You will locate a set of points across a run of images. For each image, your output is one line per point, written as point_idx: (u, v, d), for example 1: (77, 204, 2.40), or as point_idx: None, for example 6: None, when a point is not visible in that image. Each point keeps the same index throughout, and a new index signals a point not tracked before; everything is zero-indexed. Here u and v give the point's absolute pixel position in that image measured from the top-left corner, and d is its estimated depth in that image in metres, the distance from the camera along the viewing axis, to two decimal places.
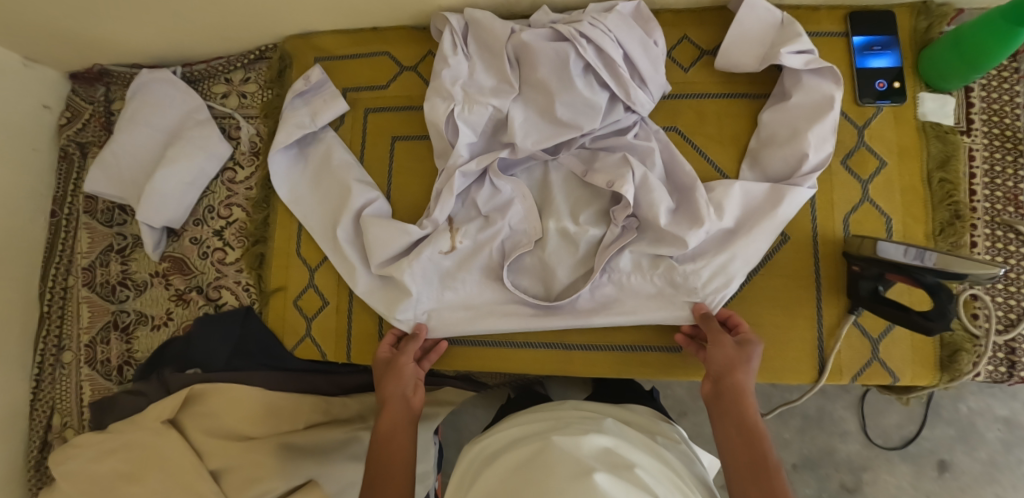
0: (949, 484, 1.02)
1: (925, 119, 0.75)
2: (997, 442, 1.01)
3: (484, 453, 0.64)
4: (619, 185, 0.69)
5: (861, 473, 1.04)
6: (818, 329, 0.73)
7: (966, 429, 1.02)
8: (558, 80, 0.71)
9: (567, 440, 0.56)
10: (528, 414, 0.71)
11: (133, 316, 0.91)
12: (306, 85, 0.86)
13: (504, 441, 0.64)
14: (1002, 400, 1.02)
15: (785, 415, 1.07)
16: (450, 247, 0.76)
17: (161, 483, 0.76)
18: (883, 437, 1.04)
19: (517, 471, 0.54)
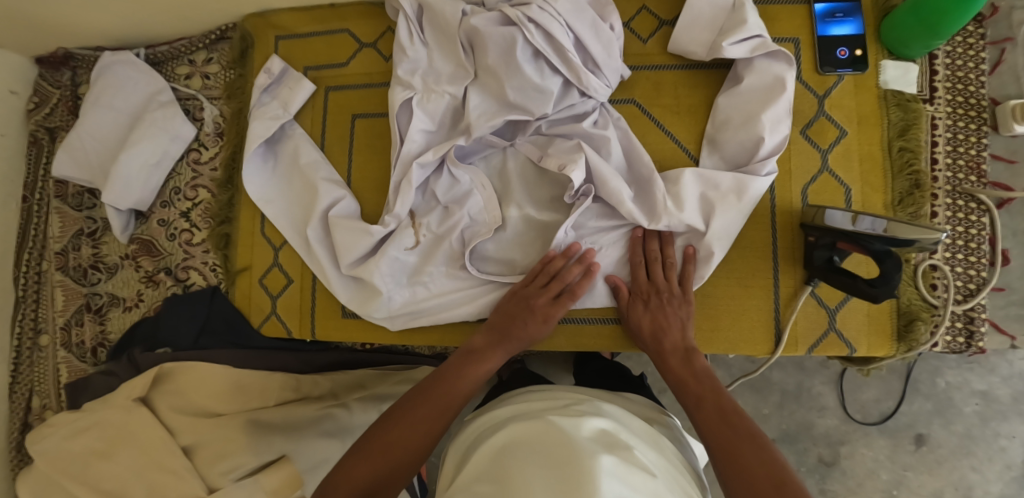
0: (925, 458, 1.02)
1: (887, 87, 0.74)
2: (974, 416, 1.01)
3: (480, 430, 0.61)
4: (569, 168, 0.69)
5: (839, 448, 1.04)
6: (775, 299, 0.73)
7: (944, 403, 1.02)
8: (506, 65, 0.71)
9: (565, 420, 0.53)
10: (525, 393, 0.68)
11: (105, 298, 0.92)
12: (269, 78, 0.85)
13: (494, 421, 0.61)
14: (980, 374, 1.01)
15: (764, 389, 1.07)
16: (414, 243, 0.76)
17: (133, 459, 0.78)
18: (861, 412, 1.04)
19: (510, 445, 0.51)
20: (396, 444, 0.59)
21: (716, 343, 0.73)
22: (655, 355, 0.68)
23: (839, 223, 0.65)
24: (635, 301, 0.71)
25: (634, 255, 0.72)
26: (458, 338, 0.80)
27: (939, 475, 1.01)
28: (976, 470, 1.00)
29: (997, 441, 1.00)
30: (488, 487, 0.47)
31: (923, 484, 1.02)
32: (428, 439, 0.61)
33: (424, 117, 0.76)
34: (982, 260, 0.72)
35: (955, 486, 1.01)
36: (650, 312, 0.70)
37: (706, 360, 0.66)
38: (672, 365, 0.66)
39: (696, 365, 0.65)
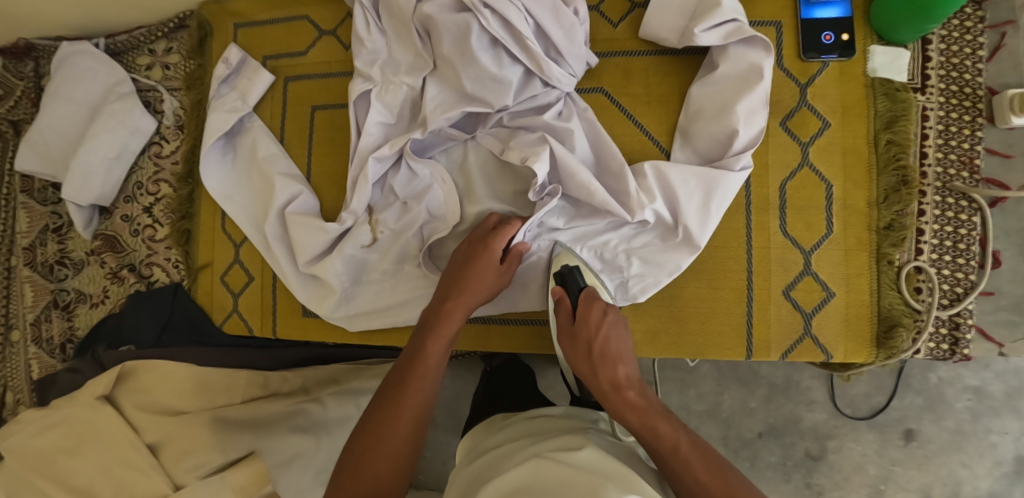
0: (915, 453, 0.98)
1: (875, 75, 0.68)
2: (965, 412, 0.96)
3: (478, 469, 0.56)
4: (532, 161, 0.64)
5: (826, 441, 1.00)
6: (748, 303, 0.69)
7: (933, 398, 0.98)
8: (461, 55, 0.67)
9: (561, 461, 0.48)
10: (512, 430, 0.65)
11: (72, 295, 0.91)
12: (227, 69, 0.82)
13: (485, 469, 0.56)
14: (973, 369, 0.96)
15: (752, 383, 1.02)
16: (371, 240, 0.74)
17: (99, 456, 0.78)
18: (851, 407, 0.99)
19: (519, 483, 0.46)
20: (361, 481, 0.51)
21: (683, 347, 0.70)
22: (603, 393, 0.58)
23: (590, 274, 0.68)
24: (591, 304, 0.62)
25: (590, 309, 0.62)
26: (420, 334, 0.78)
27: (928, 471, 0.97)
28: (966, 466, 0.96)
29: (989, 437, 0.96)
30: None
31: (911, 479, 0.98)
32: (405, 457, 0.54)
33: (382, 109, 0.72)
34: (972, 262, 0.67)
35: (944, 482, 0.97)
36: (603, 328, 0.61)
37: (623, 367, 0.58)
38: (630, 396, 0.56)
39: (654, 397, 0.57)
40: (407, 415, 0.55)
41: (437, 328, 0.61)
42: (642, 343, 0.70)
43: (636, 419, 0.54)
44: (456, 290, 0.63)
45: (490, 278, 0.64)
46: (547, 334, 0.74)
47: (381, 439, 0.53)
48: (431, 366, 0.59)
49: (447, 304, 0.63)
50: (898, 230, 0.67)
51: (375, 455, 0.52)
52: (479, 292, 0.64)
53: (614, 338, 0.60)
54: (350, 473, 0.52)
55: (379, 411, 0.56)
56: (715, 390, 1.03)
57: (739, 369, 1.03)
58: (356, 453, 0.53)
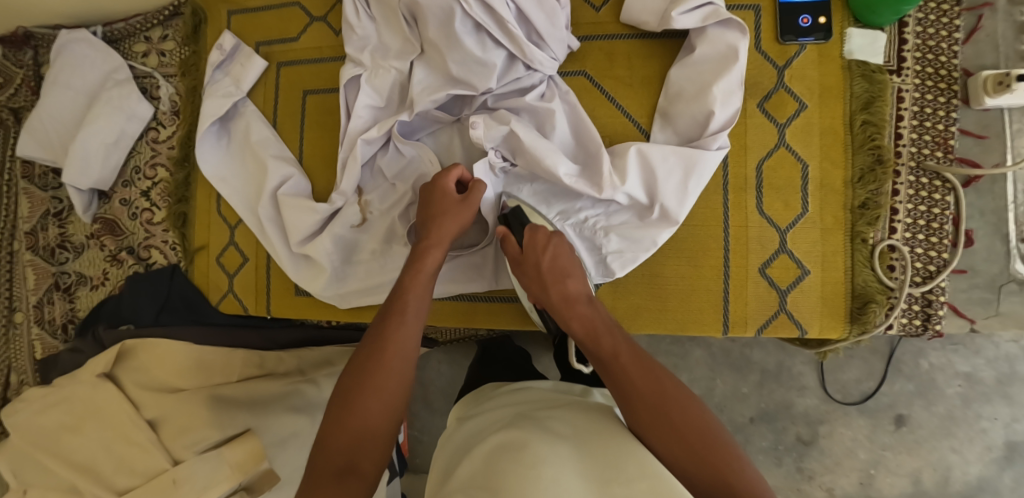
0: (905, 437, 1.00)
1: (851, 57, 0.70)
2: (955, 397, 0.98)
3: (470, 432, 0.61)
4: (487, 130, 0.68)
5: (818, 427, 1.02)
6: (726, 280, 0.70)
7: (926, 384, 1.00)
8: (446, 39, 0.69)
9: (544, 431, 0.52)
10: (512, 393, 0.68)
11: (73, 277, 0.93)
12: (221, 55, 0.84)
13: (480, 427, 0.61)
14: (963, 355, 0.99)
15: (744, 368, 1.04)
16: (361, 220, 0.76)
17: (100, 432, 0.81)
18: (841, 392, 1.01)
19: (502, 443, 0.51)
20: (352, 420, 0.52)
21: (663, 323, 0.71)
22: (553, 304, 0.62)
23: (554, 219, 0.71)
24: (535, 231, 0.65)
25: (535, 240, 0.65)
26: None
27: (918, 456, 0.99)
28: (956, 451, 0.98)
29: (979, 423, 0.97)
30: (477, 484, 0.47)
31: (901, 463, 0.99)
32: (398, 396, 0.55)
33: (371, 93, 0.74)
34: (945, 241, 0.69)
35: (933, 467, 0.99)
36: (549, 249, 0.64)
37: (576, 288, 0.62)
38: (576, 310, 0.60)
39: (600, 313, 0.60)
40: (393, 353, 0.56)
41: (413, 266, 0.63)
42: (624, 321, 0.72)
43: (579, 326, 0.59)
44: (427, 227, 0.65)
45: (457, 211, 0.65)
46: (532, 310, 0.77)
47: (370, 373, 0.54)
48: (413, 303, 0.60)
49: (420, 243, 0.65)
50: (873, 208, 0.68)
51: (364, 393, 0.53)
52: (449, 226, 0.65)
53: (560, 256, 0.64)
54: (339, 414, 0.52)
55: (368, 354, 0.56)
56: (708, 375, 1.05)
57: (731, 355, 1.05)
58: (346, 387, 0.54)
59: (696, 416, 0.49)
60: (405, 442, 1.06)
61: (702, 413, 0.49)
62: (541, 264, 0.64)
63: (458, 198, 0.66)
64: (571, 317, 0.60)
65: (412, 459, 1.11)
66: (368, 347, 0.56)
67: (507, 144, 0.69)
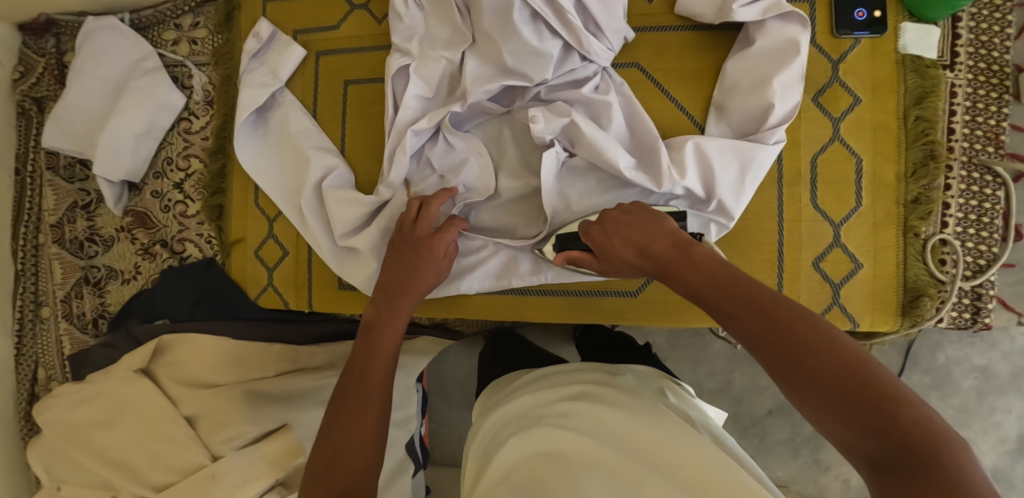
0: None
1: (906, 52, 0.70)
2: (971, 390, 1.00)
3: (497, 426, 0.62)
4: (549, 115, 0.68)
5: None
6: (779, 274, 0.71)
7: (942, 377, 1.01)
8: (501, 28, 0.67)
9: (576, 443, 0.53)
10: (542, 378, 0.69)
11: (102, 271, 0.91)
12: (257, 42, 0.82)
13: (508, 418, 0.62)
14: (981, 349, 1.00)
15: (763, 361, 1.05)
16: None
17: (135, 429, 0.80)
18: None
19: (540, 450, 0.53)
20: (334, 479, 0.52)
21: None
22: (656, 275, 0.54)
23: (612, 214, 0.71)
24: (590, 233, 0.61)
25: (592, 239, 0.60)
26: (451, 308, 0.80)
27: None
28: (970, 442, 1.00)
29: (993, 415, 1.00)
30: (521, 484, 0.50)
31: None
32: (374, 447, 0.56)
33: (420, 84, 0.73)
34: (995, 235, 0.70)
35: None
36: (617, 237, 0.57)
37: (667, 241, 0.53)
38: (674, 272, 0.51)
39: (697, 258, 0.49)
40: (374, 380, 0.59)
41: (385, 322, 0.64)
42: (675, 316, 0.75)
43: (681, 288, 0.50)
44: (404, 282, 0.66)
45: (433, 275, 0.68)
46: (581, 304, 0.77)
47: (350, 434, 0.55)
48: (386, 354, 0.62)
49: (393, 297, 0.66)
50: (925, 203, 0.69)
51: (348, 447, 0.54)
52: (424, 277, 0.67)
53: (632, 231, 0.56)
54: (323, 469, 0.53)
55: (343, 411, 0.57)
56: (727, 368, 1.05)
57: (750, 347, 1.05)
58: (327, 450, 0.54)
59: (829, 349, 0.38)
60: (426, 432, 1.07)
61: (834, 344, 0.38)
62: (625, 240, 0.56)
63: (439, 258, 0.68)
64: (671, 281, 0.51)
65: (433, 451, 1.12)
66: (350, 409, 0.57)
67: (567, 133, 0.69)
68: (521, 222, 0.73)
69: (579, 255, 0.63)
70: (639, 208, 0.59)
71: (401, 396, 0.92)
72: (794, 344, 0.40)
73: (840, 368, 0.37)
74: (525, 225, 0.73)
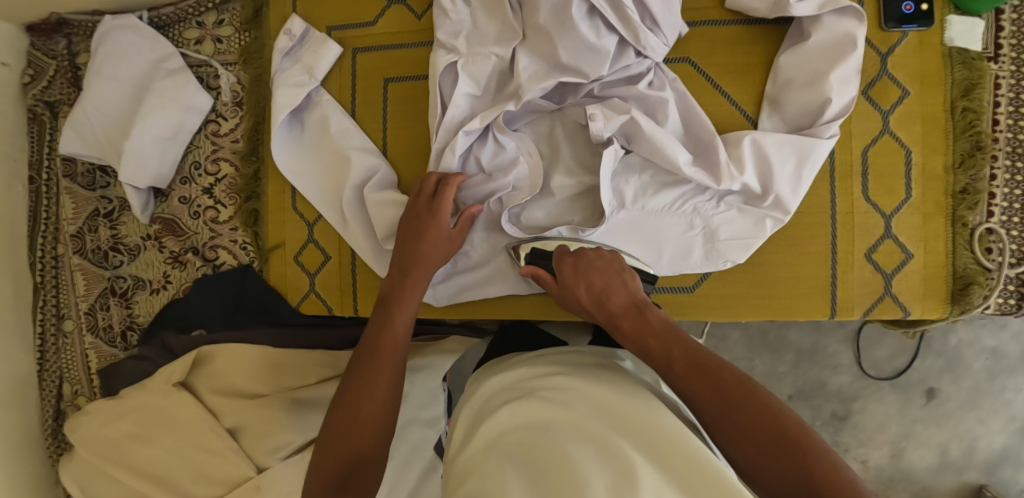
0: (934, 410, 1.05)
1: (952, 44, 0.71)
2: (982, 371, 1.04)
3: (483, 400, 0.58)
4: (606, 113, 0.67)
5: (851, 403, 1.07)
6: (833, 266, 0.71)
7: (953, 360, 1.05)
8: (558, 24, 0.66)
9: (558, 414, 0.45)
10: (544, 355, 0.65)
11: (129, 281, 0.88)
12: (290, 41, 0.79)
13: (492, 395, 0.58)
14: (991, 331, 1.03)
15: (780, 349, 1.08)
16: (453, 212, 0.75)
17: (176, 443, 0.78)
18: (875, 368, 1.06)
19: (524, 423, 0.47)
20: (345, 449, 0.59)
21: (769, 309, 0.72)
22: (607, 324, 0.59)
23: (640, 221, 0.72)
24: (561, 261, 0.66)
25: (561, 272, 0.65)
26: (501, 309, 0.79)
27: (946, 427, 1.05)
28: (982, 422, 1.04)
29: (1003, 395, 1.03)
30: (508, 447, 0.44)
31: (931, 435, 1.05)
32: (382, 423, 0.61)
33: (469, 81, 0.72)
34: None
35: (959, 438, 1.04)
36: (581, 278, 0.63)
37: (627, 297, 0.59)
38: (626, 328, 0.56)
39: (651, 319, 0.56)
40: (382, 358, 0.64)
41: (399, 303, 0.68)
42: (730, 309, 0.73)
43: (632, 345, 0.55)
44: (412, 261, 0.69)
45: (444, 247, 0.70)
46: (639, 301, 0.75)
47: (358, 410, 0.60)
48: (398, 335, 0.66)
49: (406, 276, 0.69)
50: (972, 194, 0.70)
51: (355, 420, 0.60)
52: (435, 257, 0.70)
53: (597, 276, 0.62)
54: (332, 441, 0.59)
55: (352, 390, 0.62)
56: (745, 357, 1.08)
57: (768, 336, 1.08)
58: (338, 424, 0.60)
59: (765, 410, 0.44)
60: None
61: (768, 408, 0.44)
62: (590, 283, 0.62)
63: (450, 231, 0.71)
64: (623, 334, 0.56)
65: None
66: (358, 388, 0.62)
67: (624, 131, 0.69)
68: (574, 218, 0.73)
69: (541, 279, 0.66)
70: (613, 258, 0.65)
71: (432, 396, 0.91)
72: (738, 403, 0.45)
73: (777, 429, 0.43)
74: (582, 222, 0.73)
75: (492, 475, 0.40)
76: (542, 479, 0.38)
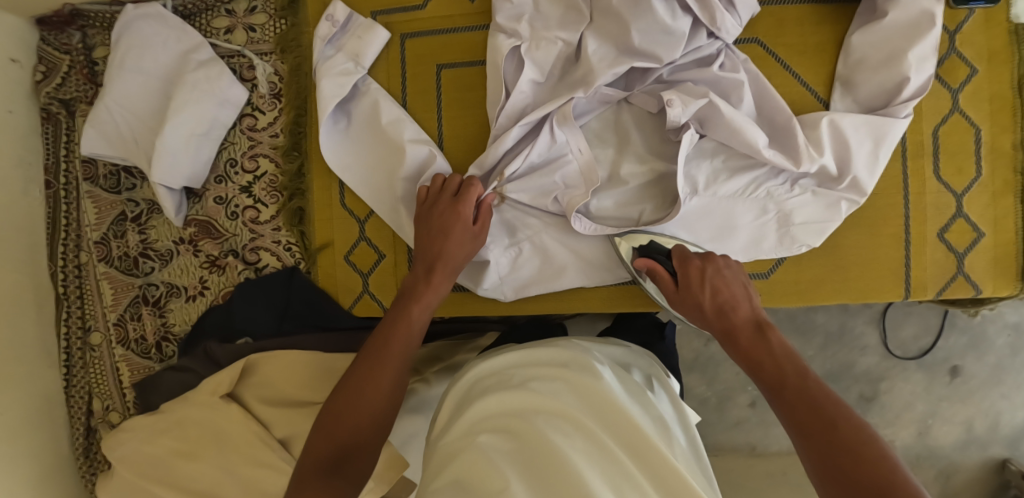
0: (958, 388, 1.05)
1: (1017, 21, 0.70)
2: (1005, 347, 1.04)
3: (473, 381, 0.59)
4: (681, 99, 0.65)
5: (879, 384, 1.06)
6: (906, 247, 0.71)
7: (977, 337, 1.05)
8: (631, 6, 0.64)
9: (551, 421, 0.47)
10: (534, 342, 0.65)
11: (162, 289, 0.83)
12: (333, 27, 0.74)
13: (480, 378, 0.59)
14: (1014, 307, 1.04)
15: (808, 332, 1.07)
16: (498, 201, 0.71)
17: (221, 459, 0.72)
18: (901, 348, 1.05)
19: (506, 422, 0.48)
20: (342, 433, 0.54)
21: (846, 293, 0.72)
22: (722, 335, 0.61)
23: (706, 213, 0.70)
24: (686, 263, 0.66)
25: (685, 273, 0.65)
26: (572, 303, 0.77)
27: (971, 404, 1.05)
28: (1005, 397, 1.04)
29: None
30: (494, 439, 0.46)
31: (956, 412, 1.05)
32: (383, 413, 0.57)
33: (534, 67, 0.68)
34: None
35: (984, 414, 1.04)
36: (707, 285, 0.63)
37: (756, 316, 0.60)
38: (744, 343, 0.58)
39: (771, 341, 0.56)
40: (394, 350, 0.60)
41: (419, 298, 0.64)
42: (806, 292, 0.73)
43: (747, 360, 0.57)
44: (434, 257, 0.66)
45: (467, 245, 0.67)
46: None
47: (363, 398, 0.57)
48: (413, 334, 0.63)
49: (429, 274, 0.66)
50: None
51: (358, 405, 0.56)
52: (455, 256, 0.67)
53: (721, 284, 0.63)
54: (333, 422, 0.55)
55: (358, 377, 0.58)
56: None
57: (796, 319, 1.07)
58: (336, 408, 0.56)
59: (868, 454, 0.43)
60: None
61: (876, 455, 0.43)
62: (711, 289, 0.63)
63: (473, 225, 0.68)
64: (739, 349, 0.58)
65: None
66: (361, 374, 0.58)
67: (698, 115, 0.66)
68: (648, 206, 0.71)
69: (659, 277, 0.66)
70: (738, 273, 0.65)
71: None
72: (837, 443, 0.45)
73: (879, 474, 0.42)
74: (654, 210, 0.70)
75: (485, 469, 0.42)
76: (538, 482, 0.41)
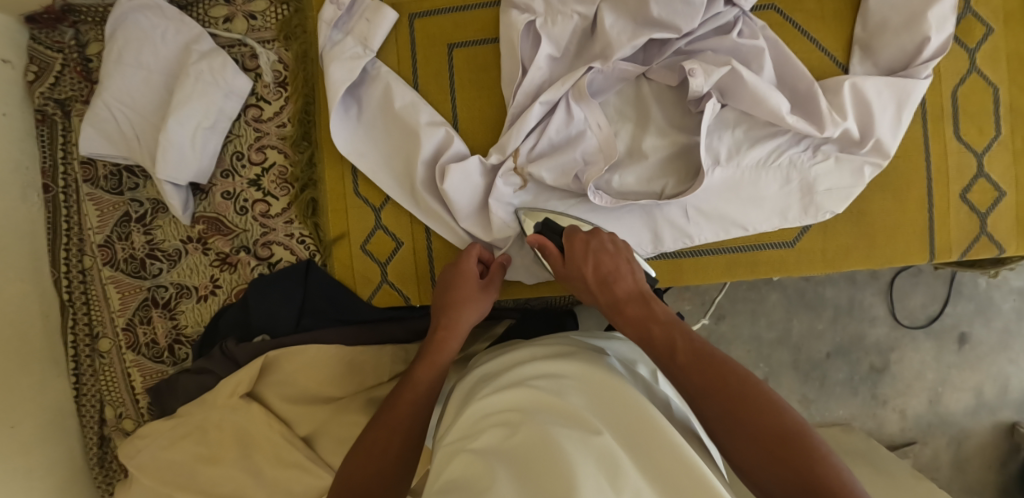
0: (967, 356, 1.06)
1: None
2: (1011, 312, 1.05)
3: (473, 382, 0.58)
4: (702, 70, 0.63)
5: (889, 354, 1.06)
6: (930, 211, 0.71)
7: (984, 302, 1.06)
8: None
9: (557, 413, 0.43)
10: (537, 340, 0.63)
11: (171, 290, 0.80)
12: (339, 10, 0.71)
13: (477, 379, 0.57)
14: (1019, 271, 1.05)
15: (818, 306, 1.06)
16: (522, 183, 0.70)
17: (246, 461, 0.70)
18: (909, 317, 1.05)
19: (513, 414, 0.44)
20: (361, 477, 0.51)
21: (875, 259, 0.72)
22: (609, 307, 0.58)
23: (731, 184, 0.68)
24: (572, 237, 0.63)
25: (574, 245, 0.62)
26: None
27: (980, 370, 1.05)
28: (1013, 362, 1.05)
29: None
30: (491, 439, 0.42)
31: (965, 379, 1.06)
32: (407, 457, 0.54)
33: (551, 42, 0.67)
34: None
35: (992, 379, 1.05)
36: (590, 257, 0.61)
37: (644, 289, 0.58)
38: (629, 314, 0.56)
39: (656, 311, 0.55)
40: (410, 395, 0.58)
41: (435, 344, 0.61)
42: (833, 261, 0.73)
43: (636, 332, 0.54)
44: (447, 307, 0.64)
45: (480, 302, 0.65)
46: (741, 262, 0.74)
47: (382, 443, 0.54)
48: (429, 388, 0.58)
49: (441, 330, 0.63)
50: None
51: (376, 450, 0.53)
52: (472, 315, 0.64)
53: (603, 255, 0.61)
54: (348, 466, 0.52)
55: (376, 426, 0.55)
56: (784, 317, 1.06)
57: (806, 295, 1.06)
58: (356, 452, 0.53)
59: (771, 413, 0.43)
60: None
61: (778, 412, 0.43)
62: (598, 261, 0.60)
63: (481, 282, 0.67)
64: (627, 320, 0.56)
65: None
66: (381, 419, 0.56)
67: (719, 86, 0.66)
68: (672, 181, 0.69)
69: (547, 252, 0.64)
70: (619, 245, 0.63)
71: None
72: (743, 402, 0.43)
73: (780, 432, 0.41)
74: (676, 185, 0.69)
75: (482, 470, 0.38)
76: (529, 478, 0.36)
